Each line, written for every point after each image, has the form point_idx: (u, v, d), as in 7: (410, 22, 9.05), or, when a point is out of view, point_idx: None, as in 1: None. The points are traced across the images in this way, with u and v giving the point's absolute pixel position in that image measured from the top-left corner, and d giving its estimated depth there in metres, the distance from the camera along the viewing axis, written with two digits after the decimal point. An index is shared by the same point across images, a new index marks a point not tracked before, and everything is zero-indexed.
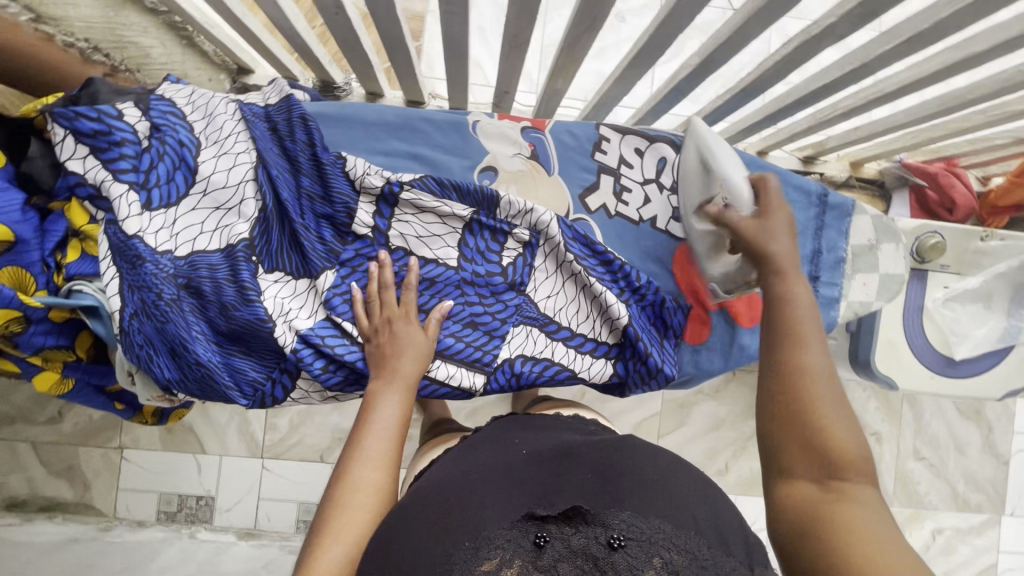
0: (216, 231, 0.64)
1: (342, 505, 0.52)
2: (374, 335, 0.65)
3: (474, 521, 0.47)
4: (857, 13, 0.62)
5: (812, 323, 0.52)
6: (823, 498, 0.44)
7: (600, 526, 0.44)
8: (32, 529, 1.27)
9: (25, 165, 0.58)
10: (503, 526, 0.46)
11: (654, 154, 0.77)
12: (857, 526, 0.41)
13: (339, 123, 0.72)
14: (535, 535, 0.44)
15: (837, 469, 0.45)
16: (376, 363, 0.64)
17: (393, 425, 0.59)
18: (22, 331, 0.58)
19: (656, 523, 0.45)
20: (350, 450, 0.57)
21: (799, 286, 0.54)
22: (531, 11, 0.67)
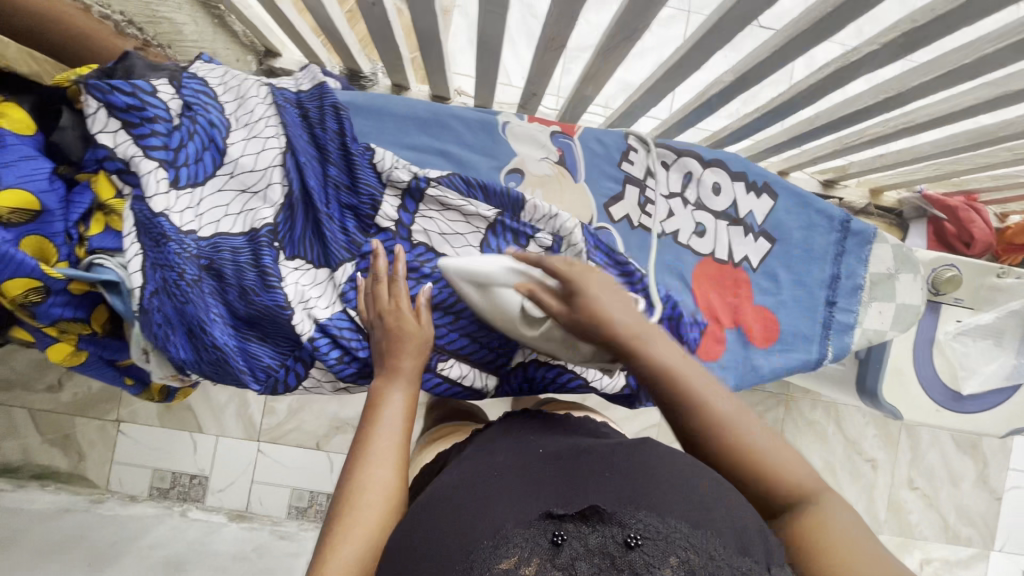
0: (241, 215, 0.64)
1: (353, 504, 0.51)
2: (372, 330, 0.64)
3: (485, 521, 0.44)
4: (900, 43, 0.61)
5: (702, 375, 0.54)
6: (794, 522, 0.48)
7: (617, 525, 0.41)
8: (25, 496, 1.22)
9: (57, 135, 0.58)
10: (519, 524, 0.43)
11: (681, 169, 0.78)
12: (834, 536, 0.45)
13: (371, 115, 0.71)
14: (553, 532, 0.41)
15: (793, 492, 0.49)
16: (380, 362, 0.63)
17: (398, 422, 0.58)
18: (41, 301, 0.58)
19: (674, 524, 0.41)
20: (356, 452, 0.55)
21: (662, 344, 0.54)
22: (571, 15, 0.66)
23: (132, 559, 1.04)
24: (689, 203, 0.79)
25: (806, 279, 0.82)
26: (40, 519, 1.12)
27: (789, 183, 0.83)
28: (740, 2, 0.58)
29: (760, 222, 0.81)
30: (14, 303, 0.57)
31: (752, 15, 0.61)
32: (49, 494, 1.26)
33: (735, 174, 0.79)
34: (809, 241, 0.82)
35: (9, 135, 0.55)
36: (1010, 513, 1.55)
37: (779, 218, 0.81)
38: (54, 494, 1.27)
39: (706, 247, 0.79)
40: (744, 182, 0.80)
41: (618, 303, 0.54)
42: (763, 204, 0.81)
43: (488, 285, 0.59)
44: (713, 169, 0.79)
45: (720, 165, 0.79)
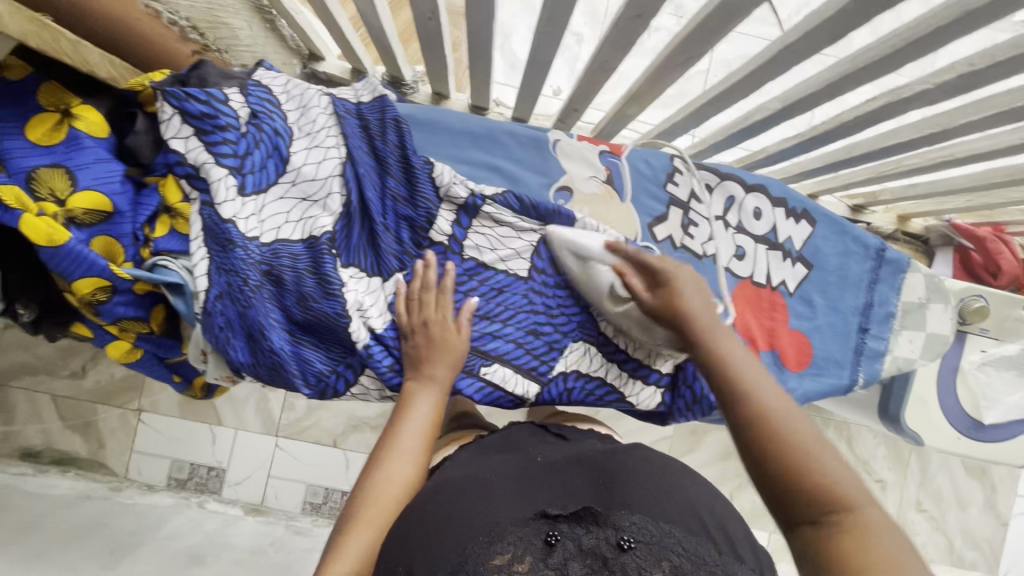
0: (300, 222, 0.65)
1: (370, 496, 0.55)
2: (411, 334, 0.66)
3: (486, 517, 0.48)
4: (954, 85, 0.62)
5: (755, 371, 0.55)
6: (823, 535, 0.44)
7: (611, 528, 0.45)
8: (44, 480, 1.19)
9: (131, 139, 0.59)
10: (514, 522, 0.47)
11: (723, 193, 0.80)
12: (863, 552, 0.41)
13: (428, 128, 0.74)
14: (546, 533, 0.45)
15: (831, 505, 0.45)
16: (410, 365, 0.65)
17: (422, 426, 0.62)
18: (107, 300, 0.59)
19: (666, 529, 0.46)
20: (381, 448, 0.60)
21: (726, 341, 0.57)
22: (627, 43, 0.67)
23: (150, 550, 1.00)
24: (731, 227, 0.80)
25: (841, 305, 0.84)
26: (60, 504, 1.09)
27: (820, 206, 0.84)
28: (802, 38, 0.59)
29: (798, 247, 0.83)
30: (80, 301, 0.58)
31: (812, 49, 0.62)
32: (69, 480, 1.24)
33: (775, 199, 0.81)
34: (844, 268, 0.84)
35: (86, 137, 0.56)
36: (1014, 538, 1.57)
37: (816, 244, 0.83)
38: (75, 481, 1.25)
39: (745, 270, 0.81)
40: (784, 208, 0.82)
41: (699, 299, 0.61)
42: (801, 230, 0.83)
43: (587, 262, 0.69)
44: (755, 194, 0.80)
45: (761, 190, 0.81)
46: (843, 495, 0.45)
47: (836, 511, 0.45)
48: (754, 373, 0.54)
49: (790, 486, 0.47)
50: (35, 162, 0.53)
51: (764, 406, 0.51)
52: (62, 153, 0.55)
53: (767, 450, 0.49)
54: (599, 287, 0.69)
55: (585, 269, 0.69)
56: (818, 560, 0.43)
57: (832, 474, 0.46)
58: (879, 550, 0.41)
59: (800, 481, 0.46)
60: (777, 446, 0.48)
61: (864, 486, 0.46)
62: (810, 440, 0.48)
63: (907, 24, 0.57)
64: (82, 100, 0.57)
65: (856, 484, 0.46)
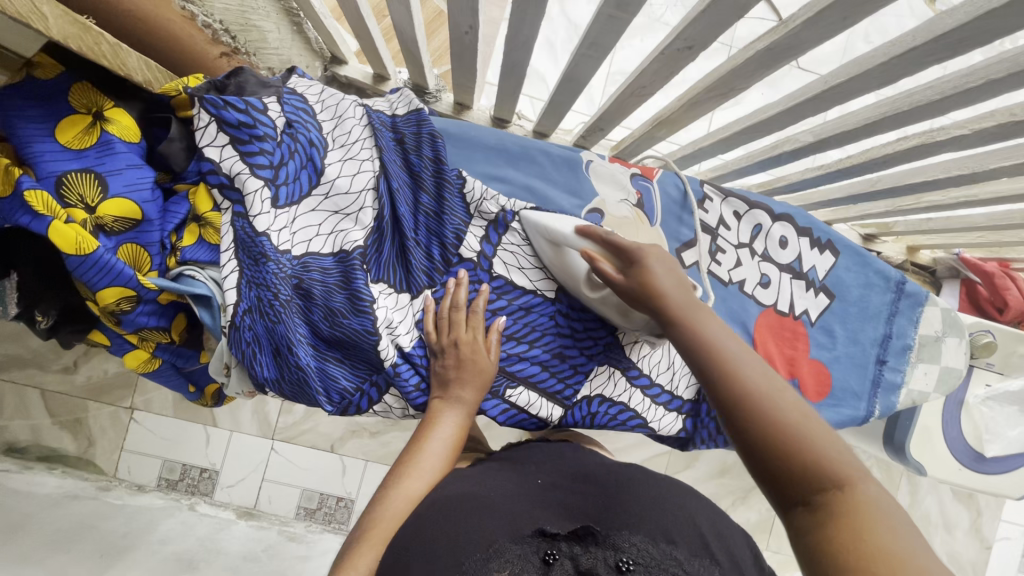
0: (331, 235, 0.64)
1: (382, 511, 0.53)
2: (441, 355, 0.65)
3: (474, 530, 0.45)
4: (992, 132, 0.63)
5: (734, 344, 0.50)
6: (816, 520, 0.40)
7: (610, 550, 0.42)
8: (29, 478, 1.09)
9: (165, 146, 0.57)
10: (512, 540, 0.44)
11: (751, 221, 0.80)
12: (863, 537, 0.37)
13: (461, 142, 0.74)
14: (544, 552, 0.42)
15: (825, 483, 0.41)
16: (440, 384, 0.65)
17: (446, 446, 0.60)
18: (130, 310, 0.56)
19: (667, 550, 0.43)
20: (401, 465, 0.58)
21: (708, 320, 0.52)
22: (671, 70, 0.67)
23: (142, 554, 0.90)
24: (757, 254, 0.81)
25: (861, 337, 0.85)
26: (49, 505, 0.98)
27: (835, 231, 0.84)
28: (850, 80, 0.59)
29: (821, 277, 0.84)
30: (103, 310, 0.56)
31: (855, 93, 0.62)
32: (55, 478, 1.13)
33: (801, 229, 0.82)
34: (864, 300, 0.85)
35: (117, 142, 0.54)
36: (997, 565, 1.55)
37: (839, 275, 0.84)
38: (61, 479, 1.14)
39: (769, 298, 0.82)
40: (809, 238, 0.82)
41: (671, 278, 0.56)
42: (825, 261, 0.83)
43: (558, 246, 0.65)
44: (782, 223, 0.81)
45: (788, 220, 0.81)
46: (837, 469, 0.41)
47: (831, 490, 0.41)
48: (736, 348, 0.50)
49: (784, 468, 0.42)
50: (67, 166, 0.51)
51: (744, 379, 0.47)
52: (93, 157, 0.52)
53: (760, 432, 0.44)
54: (575, 271, 0.65)
55: (560, 253, 0.65)
56: (815, 550, 0.38)
57: (830, 450, 0.42)
58: (871, 523, 0.38)
59: (793, 462, 0.42)
60: (762, 426, 0.44)
61: (860, 459, 0.42)
62: (802, 413, 0.44)
63: (956, 73, 0.57)
64: (114, 103, 0.55)
65: (847, 454, 0.43)
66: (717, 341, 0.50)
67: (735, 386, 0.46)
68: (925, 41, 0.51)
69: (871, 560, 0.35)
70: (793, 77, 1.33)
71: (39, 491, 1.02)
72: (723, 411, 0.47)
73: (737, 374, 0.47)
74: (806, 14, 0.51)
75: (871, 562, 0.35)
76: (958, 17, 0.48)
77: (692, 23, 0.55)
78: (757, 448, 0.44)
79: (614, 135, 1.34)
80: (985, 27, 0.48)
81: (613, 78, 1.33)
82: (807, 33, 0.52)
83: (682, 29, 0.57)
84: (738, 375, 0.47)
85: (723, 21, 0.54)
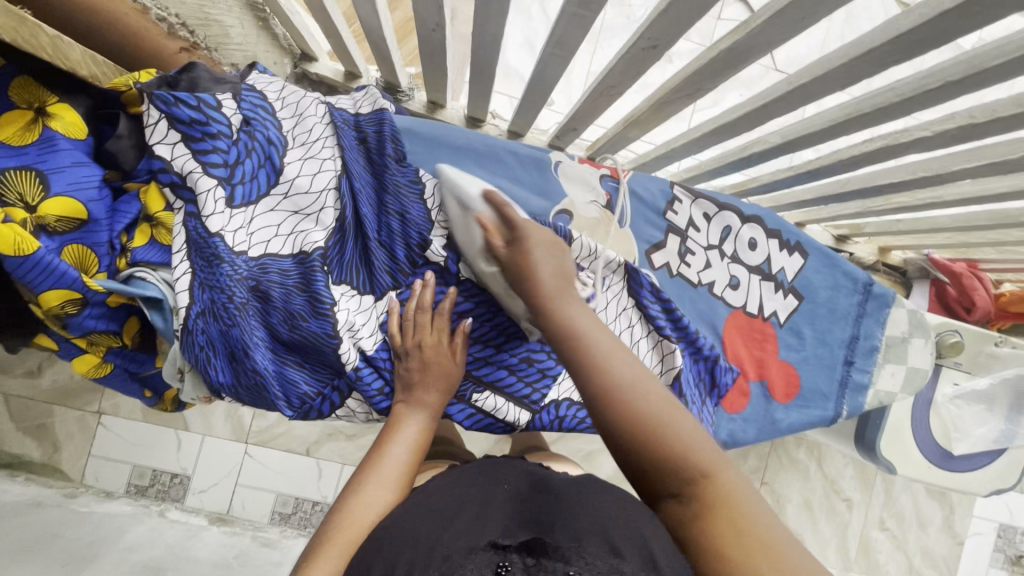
0: (291, 236, 0.62)
1: (344, 520, 0.50)
2: (405, 357, 0.64)
3: (432, 540, 0.43)
4: (953, 134, 0.64)
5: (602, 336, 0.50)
6: (692, 516, 0.45)
7: (560, 561, 0.40)
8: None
9: (112, 142, 0.56)
10: (464, 551, 0.41)
11: (721, 223, 0.80)
12: (745, 535, 0.43)
13: (425, 141, 0.72)
14: (496, 565, 0.40)
15: (689, 476, 0.46)
16: (402, 387, 0.64)
17: (409, 450, 0.59)
18: (76, 313, 0.54)
19: (613, 564, 0.40)
20: (363, 471, 0.56)
21: (577, 308, 0.52)
22: (638, 70, 0.67)
23: (108, 563, 0.87)
24: (727, 256, 0.81)
25: (829, 338, 0.85)
26: (11, 513, 0.95)
27: (803, 232, 0.84)
28: (815, 81, 0.60)
29: (790, 279, 0.84)
30: (47, 314, 0.54)
31: (820, 93, 0.62)
32: (19, 485, 1.09)
33: (770, 231, 0.81)
34: (833, 301, 0.85)
35: (61, 139, 0.52)
36: (971, 561, 1.57)
37: (808, 277, 0.84)
38: (25, 487, 1.10)
39: (738, 300, 0.82)
40: (778, 240, 0.82)
41: (551, 265, 0.54)
42: (794, 263, 0.84)
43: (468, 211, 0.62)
44: (751, 225, 0.81)
45: (758, 222, 0.81)
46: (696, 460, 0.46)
47: (697, 481, 0.46)
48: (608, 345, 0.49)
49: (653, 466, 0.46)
50: (5, 163, 0.49)
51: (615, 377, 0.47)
52: (34, 155, 0.51)
53: (639, 441, 0.46)
54: (473, 243, 0.62)
55: (465, 222, 0.63)
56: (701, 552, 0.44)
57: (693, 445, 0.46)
58: (739, 514, 0.44)
59: (665, 462, 0.46)
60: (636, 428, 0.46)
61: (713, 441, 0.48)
62: (669, 412, 0.47)
63: (916, 75, 0.57)
64: (59, 98, 0.54)
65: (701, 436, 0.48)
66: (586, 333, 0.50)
67: (606, 385, 0.47)
68: (882, 43, 0.51)
69: (758, 559, 0.41)
70: (768, 78, 1.34)
71: (2, 497, 0.99)
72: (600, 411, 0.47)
73: (609, 379, 0.47)
74: (766, 14, 0.50)
75: (752, 556, 0.42)
76: (914, 19, 0.48)
77: (655, 22, 0.55)
78: (635, 457, 0.46)
79: (591, 136, 1.34)
80: (940, 29, 0.48)
81: (591, 78, 1.33)
82: (768, 33, 0.52)
83: (646, 28, 0.56)
84: (611, 380, 0.47)
85: (685, 21, 0.54)
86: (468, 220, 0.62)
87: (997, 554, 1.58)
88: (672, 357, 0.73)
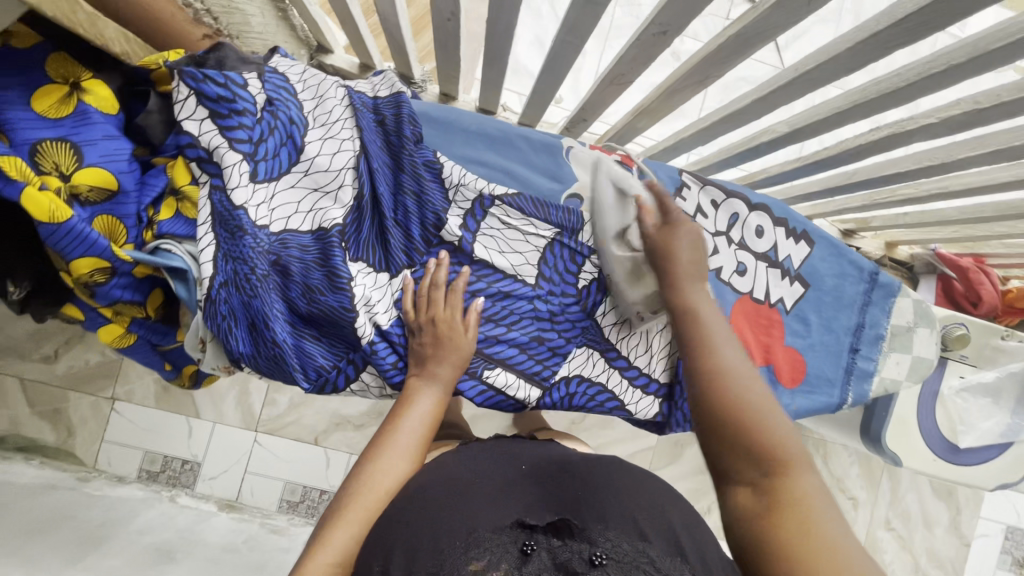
0: (310, 213, 0.64)
1: (360, 489, 0.53)
2: (418, 332, 0.65)
3: (459, 521, 0.45)
4: (957, 121, 0.65)
5: (717, 329, 0.59)
6: (761, 505, 0.48)
7: (587, 543, 0.40)
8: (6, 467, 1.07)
9: (143, 117, 0.58)
10: (491, 530, 0.43)
11: (728, 209, 0.81)
12: (810, 533, 0.45)
13: (440, 125, 0.75)
14: (522, 543, 0.40)
15: (772, 467, 0.50)
16: (417, 359, 0.65)
17: (421, 423, 0.60)
18: (104, 282, 0.56)
19: (642, 548, 0.41)
20: (378, 441, 0.58)
21: (697, 294, 0.61)
22: (648, 57, 0.68)
23: (119, 544, 0.89)
24: (734, 242, 0.82)
25: (835, 325, 0.86)
26: (26, 494, 0.96)
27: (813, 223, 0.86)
28: (821, 67, 0.61)
29: (797, 266, 0.85)
30: (77, 282, 0.56)
31: (826, 79, 0.63)
32: (34, 468, 1.11)
33: (777, 219, 0.83)
34: (839, 289, 0.86)
35: (94, 112, 0.54)
36: (978, 561, 1.56)
37: (815, 265, 0.86)
38: (39, 469, 1.12)
39: (746, 286, 0.83)
40: (785, 228, 0.84)
41: (690, 255, 0.63)
42: (801, 250, 0.85)
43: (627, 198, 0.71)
44: (759, 213, 0.82)
45: (765, 210, 0.82)
46: (783, 455, 0.50)
47: (776, 475, 0.49)
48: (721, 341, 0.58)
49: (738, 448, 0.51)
50: (42, 134, 0.52)
51: (719, 361, 0.56)
52: (69, 127, 0.53)
53: (731, 416, 0.53)
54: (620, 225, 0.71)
55: (621, 206, 0.71)
56: (758, 542, 0.46)
57: (780, 439, 0.51)
58: (810, 514, 0.46)
59: (752, 442, 0.51)
60: (730, 405, 0.53)
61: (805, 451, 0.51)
62: (765, 407, 0.53)
63: (921, 60, 0.58)
64: (92, 75, 0.56)
65: (795, 442, 0.51)
66: (702, 319, 0.60)
67: (712, 364, 0.56)
68: (887, 26, 0.52)
69: (814, 553, 0.43)
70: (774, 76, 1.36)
71: (17, 479, 1.01)
72: (703, 384, 0.56)
73: (721, 363, 0.56)
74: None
75: (812, 552, 0.43)
76: (918, 2, 0.50)
77: (665, 7, 0.57)
78: (724, 429, 0.52)
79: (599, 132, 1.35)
80: (941, 11, 0.49)
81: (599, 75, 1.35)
82: (775, 17, 0.54)
83: (657, 13, 0.58)
84: (717, 365, 0.56)
85: (694, 6, 0.55)
86: (625, 208, 0.71)
87: (1004, 556, 1.57)
88: None
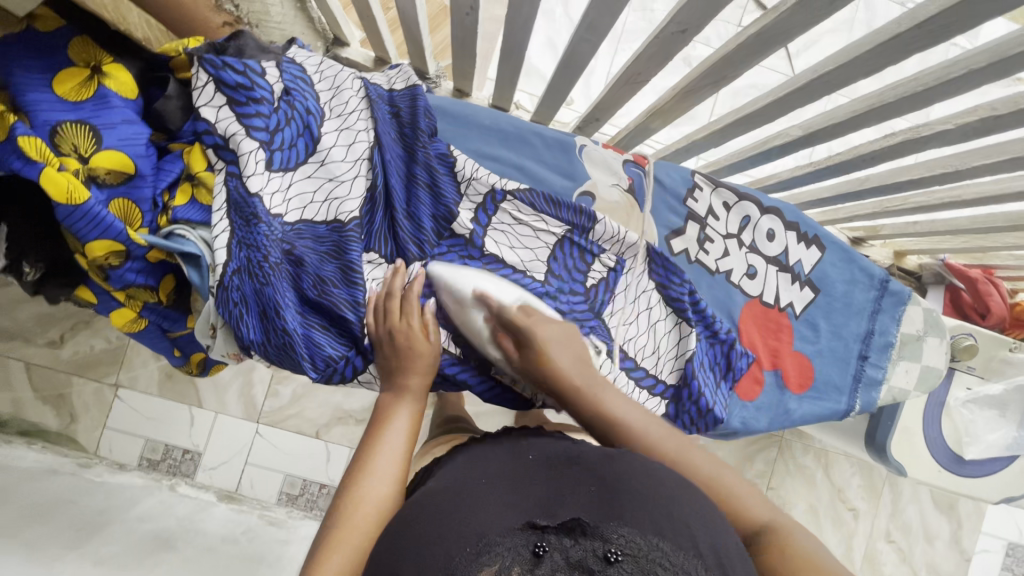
0: (326, 203, 0.64)
1: (346, 519, 0.50)
2: (381, 347, 0.62)
3: (469, 521, 0.44)
4: (974, 127, 0.65)
5: (639, 419, 0.60)
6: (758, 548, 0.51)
7: (599, 540, 0.40)
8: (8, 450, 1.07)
9: (161, 103, 0.58)
10: (501, 533, 0.42)
11: (740, 212, 0.81)
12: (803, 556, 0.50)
13: (454, 119, 0.76)
14: (534, 544, 0.40)
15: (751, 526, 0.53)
16: (385, 381, 0.62)
17: (399, 438, 0.57)
18: (118, 265, 0.57)
19: (655, 542, 0.41)
20: (355, 466, 0.55)
21: (605, 395, 0.62)
22: (665, 56, 0.68)
23: (118, 532, 0.88)
24: (744, 245, 0.82)
25: (844, 332, 0.86)
26: (26, 478, 0.96)
27: (827, 229, 0.85)
28: (840, 69, 0.61)
29: (807, 271, 0.85)
30: (91, 264, 0.56)
31: (842, 82, 0.63)
32: (35, 451, 1.11)
33: (789, 223, 0.83)
34: (848, 295, 0.86)
35: (114, 97, 0.54)
36: None
37: (825, 270, 0.85)
38: (41, 454, 1.11)
39: (755, 289, 0.83)
40: (796, 232, 0.83)
41: (568, 358, 0.63)
42: (812, 255, 0.85)
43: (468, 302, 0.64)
44: (771, 216, 0.82)
45: (776, 213, 0.82)
46: (757, 513, 0.54)
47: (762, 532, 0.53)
48: (650, 428, 0.60)
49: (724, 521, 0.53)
50: (62, 116, 0.52)
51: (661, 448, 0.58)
52: (89, 110, 0.53)
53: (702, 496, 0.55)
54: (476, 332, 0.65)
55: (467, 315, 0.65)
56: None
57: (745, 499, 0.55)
58: (795, 544, 0.51)
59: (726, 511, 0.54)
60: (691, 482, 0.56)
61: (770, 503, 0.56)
62: (718, 472, 0.57)
63: (940, 64, 0.58)
64: (112, 59, 0.56)
65: (755, 497, 0.56)
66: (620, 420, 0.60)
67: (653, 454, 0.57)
68: (909, 28, 0.52)
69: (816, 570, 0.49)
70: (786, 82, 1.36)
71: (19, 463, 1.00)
72: None
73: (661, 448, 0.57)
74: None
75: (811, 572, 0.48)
76: (940, 4, 0.49)
77: (685, 5, 0.57)
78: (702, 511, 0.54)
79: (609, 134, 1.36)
80: (965, 14, 0.49)
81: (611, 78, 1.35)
82: (798, 16, 0.53)
83: (676, 11, 0.58)
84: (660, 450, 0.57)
85: (715, 4, 0.55)
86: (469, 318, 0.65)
87: (1003, 572, 1.56)
88: (687, 340, 0.77)
